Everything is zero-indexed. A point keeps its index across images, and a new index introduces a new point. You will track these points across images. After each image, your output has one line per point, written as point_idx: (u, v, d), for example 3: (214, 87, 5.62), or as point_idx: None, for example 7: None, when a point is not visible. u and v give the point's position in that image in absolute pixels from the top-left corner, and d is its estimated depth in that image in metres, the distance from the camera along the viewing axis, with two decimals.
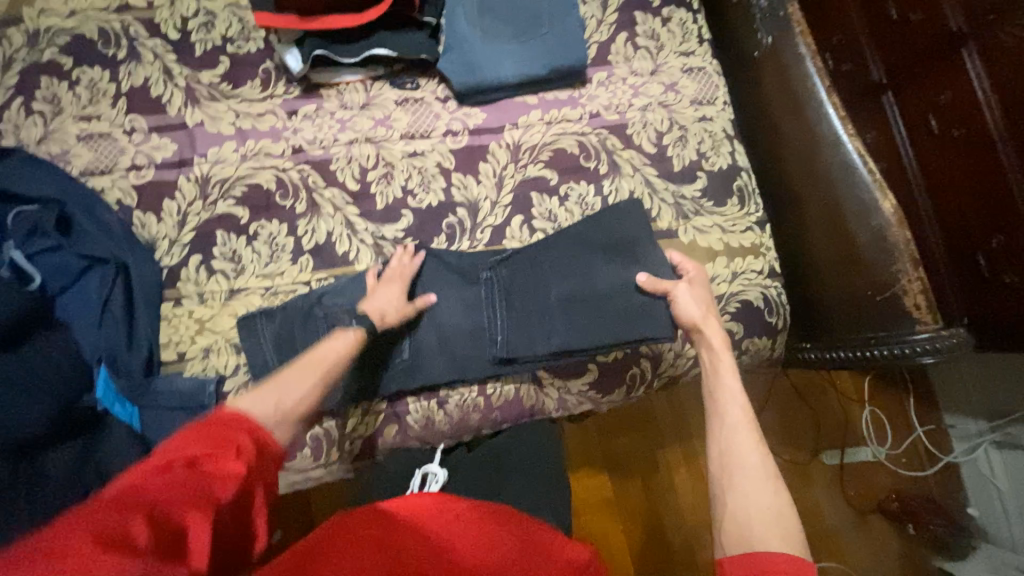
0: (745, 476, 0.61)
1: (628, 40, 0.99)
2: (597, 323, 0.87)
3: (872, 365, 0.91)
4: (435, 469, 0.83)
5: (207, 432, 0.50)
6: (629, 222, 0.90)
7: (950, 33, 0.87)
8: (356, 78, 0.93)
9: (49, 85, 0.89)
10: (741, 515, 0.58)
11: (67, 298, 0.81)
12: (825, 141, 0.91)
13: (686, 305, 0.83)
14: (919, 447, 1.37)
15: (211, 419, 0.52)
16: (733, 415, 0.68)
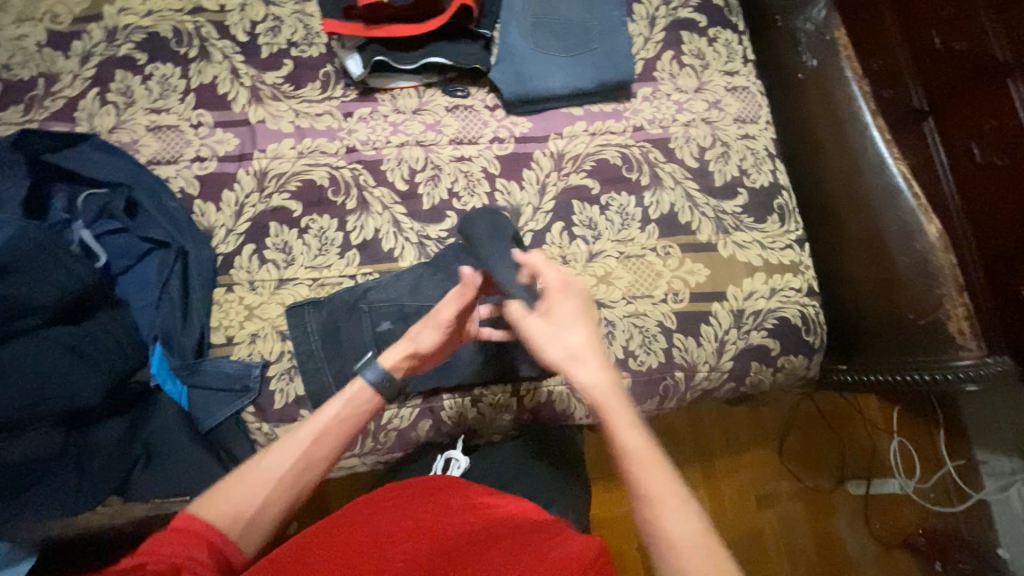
0: (681, 555, 0.53)
1: (673, 58, 1.02)
2: None
3: (911, 389, 0.90)
4: (457, 455, 0.85)
5: (185, 532, 0.53)
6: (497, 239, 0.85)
7: (996, 61, 0.86)
8: (410, 85, 0.97)
9: (124, 78, 0.95)
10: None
11: (128, 278, 0.87)
12: (869, 164, 0.91)
13: (567, 329, 0.65)
14: (949, 483, 1.30)
15: (184, 521, 0.55)
16: (644, 481, 0.57)
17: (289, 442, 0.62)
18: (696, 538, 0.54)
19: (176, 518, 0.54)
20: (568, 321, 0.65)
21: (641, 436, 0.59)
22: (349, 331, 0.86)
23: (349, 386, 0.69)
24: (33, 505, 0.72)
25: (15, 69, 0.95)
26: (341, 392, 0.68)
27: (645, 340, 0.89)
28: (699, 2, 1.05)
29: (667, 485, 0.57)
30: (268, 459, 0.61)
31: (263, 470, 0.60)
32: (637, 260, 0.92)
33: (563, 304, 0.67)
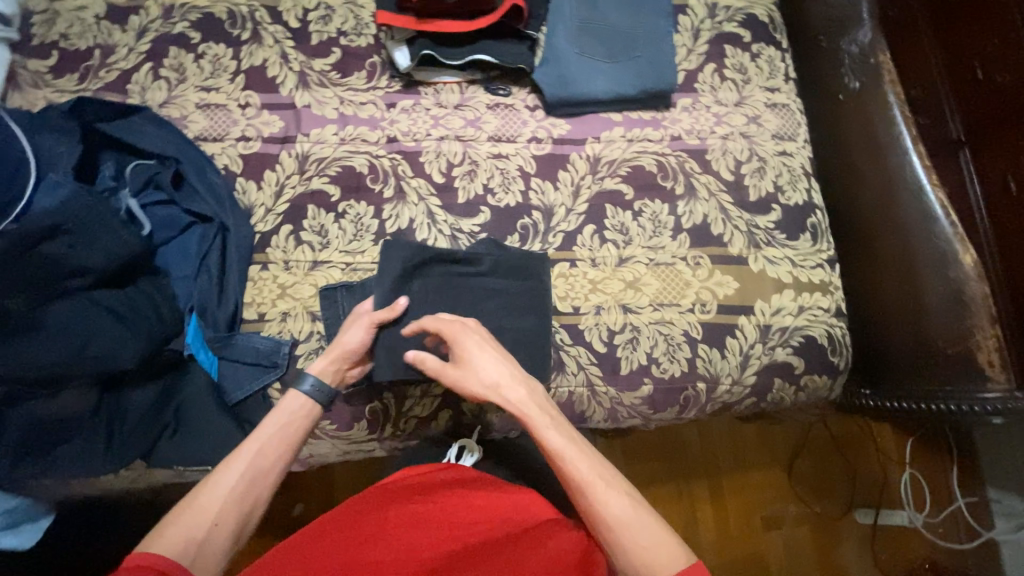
0: (627, 528, 0.59)
1: (715, 71, 1.02)
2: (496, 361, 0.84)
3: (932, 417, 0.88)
4: (472, 444, 0.86)
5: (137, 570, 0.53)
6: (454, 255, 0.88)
7: None
8: (453, 80, 0.99)
9: (177, 55, 0.98)
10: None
11: (170, 249, 0.89)
12: (906, 187, 0.90)
13: (481, 366, 0.73)
14: (959, 519, 1.29)
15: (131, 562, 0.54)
16: (584, 471, 0.63)
17: (227, 467, 0.64)
18: (633, 518, 0.60)
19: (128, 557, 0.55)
20: (488, 361, 0.74)
21: (565, 437, 0.66)
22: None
23: (281, 401, 0.73)
24: (66, 463, 0.74)
25: (73, 39, 0.98)
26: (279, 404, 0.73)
27: (670, 348, 0.89)
28: (744, 17, 1.06)
29: (596, 472, 0.63)
30: (206, 493, 0.62)
31: (210, 499, 0.62)
32: (666, 268, 0.92)
33: (475, 349, 0.75)
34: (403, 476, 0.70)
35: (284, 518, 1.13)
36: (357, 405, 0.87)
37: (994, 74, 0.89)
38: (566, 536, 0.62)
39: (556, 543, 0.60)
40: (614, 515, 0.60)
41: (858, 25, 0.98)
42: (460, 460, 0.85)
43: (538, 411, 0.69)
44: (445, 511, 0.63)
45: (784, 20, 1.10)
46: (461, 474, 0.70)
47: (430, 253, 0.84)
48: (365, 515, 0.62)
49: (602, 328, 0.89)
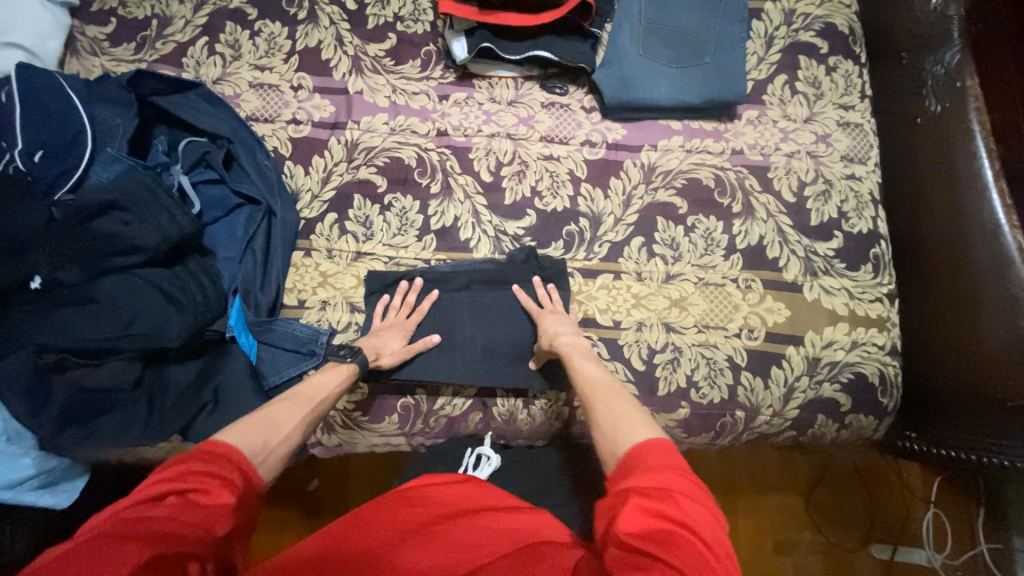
0: (607, 410, 0.65)
1: (786, 83, 0.97)
2: (498, 376, 0.85)
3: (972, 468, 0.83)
4: (490, 453, 0.86)
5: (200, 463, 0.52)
6: (463, 266, 0.88)
7: None
8: (509, 75, 0.96)
9: (234, 32, 0.97)
10: (609, 434, 0.62)
11: (217, 229, 0.88)
12: (979, 227, 0.81)
13: (555, 324, 0.82)
14: (980, 564, 1.22)
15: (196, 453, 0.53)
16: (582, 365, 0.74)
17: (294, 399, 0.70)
18: (610, 397, 0.67)
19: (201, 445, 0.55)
20: (563, 322, 0.83)
21: (583, 350, 0.77)
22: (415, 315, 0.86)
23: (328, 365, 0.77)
24: (106, 436, 0.74)
25: (132, 8, 0.98)
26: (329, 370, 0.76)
27: (711, 372, 0.86)
28: (823, 26, 1.00)
29: (596, 375, 0.73)
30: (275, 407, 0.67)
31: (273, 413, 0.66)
32: (715, 289, 0.89)
33: (552, 315, 0.84)
34: (411, 484, 0.63)
35: (300, 493, 1.14)
36: (388, 400, 0.87)
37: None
38: (568, 554, 0.50)
39: (556, 561, 0.49)
40: (595, 392, 0.69)
41: (947, 42, 0.87)
42: (478, 468, 0.85)
43: (581, 344, 0.79)
44: (466, 533, 0.53)
45: (866, 31, 1.02)
46: (476, 496, 0.61)
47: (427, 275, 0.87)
48: (389, 524, 0.55)
49: (643, 346, 0.87)
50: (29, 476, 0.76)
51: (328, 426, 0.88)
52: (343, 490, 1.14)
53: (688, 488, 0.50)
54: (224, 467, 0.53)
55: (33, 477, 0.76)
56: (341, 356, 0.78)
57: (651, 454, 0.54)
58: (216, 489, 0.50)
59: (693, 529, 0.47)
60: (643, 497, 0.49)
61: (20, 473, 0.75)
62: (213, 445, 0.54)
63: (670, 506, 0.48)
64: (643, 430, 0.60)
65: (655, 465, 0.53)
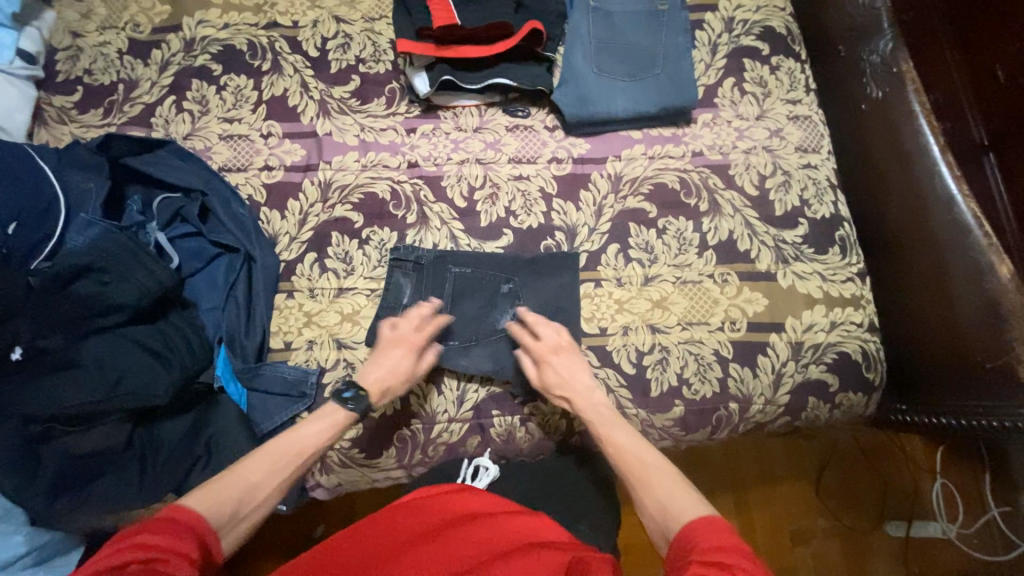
0: (661, 481, 0.66)
1: (735, 85, 1.02)
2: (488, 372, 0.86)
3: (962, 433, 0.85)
4: (488, 464, 0.85)
5: (164, 533, 0.52)
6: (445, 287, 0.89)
7: (974, 140, 0.89)
8: (472, 103, 1.00)
9: (200, 88, 0.99)
10: (661, 518, 0.63)
11: (198, 280, 0.88)
12: (936, 199, 0.84)
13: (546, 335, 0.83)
14: (994, 529, 1.23)
15: (156, 523, 0.53)
16: (615, 436, 0.73)
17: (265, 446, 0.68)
18: (650, 475, 0.67)
19: (162, 513, 0.55)
20: (575, 367, 0.81)
21: (610, 420, 0.76)
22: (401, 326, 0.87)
23: (320, 410, 0.74)
24: (96, 504, 0.71)
25: (97, 74, 1.00)
26: (316, 415, 0.73)
27: (700, 368, 0.88)
28: (762, 30, 1.06)
29: (634, 445, 0.72)
30: (250, 459, 0.66)
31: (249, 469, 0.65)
32: (694, 286, 0.91)
33: (558, 357, 0.82)
34: (418, 495, 0.62)
35: (305, 539, 1.11)
36: (383, 432, 0.86)
37: (992, 58, 0.86)
38: (559, 558, 0.50)
39: (545, 563, 0.49)
40: (635, 472, 0.69)
41: (878, 33, 0.93)
42: (476, 479, 0.85)
43: (605, 409, 0.78)
44: (458, 537, 0.52)
45: (803, 31, 1.09)
46: (482, 502, 0.60)
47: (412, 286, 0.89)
48: (390, 532, 0.55)
49: (631, 349, 0.88)
50: (22, 553, 0.73)
51: (326, 467, 0.86)
52: None
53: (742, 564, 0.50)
54: (186, 540, 0.53)
55: (23, 554, 0.73)
56: (342, 399, 0.75)
57: (701, 535, 0.56)
58: (168, 559, 0.50)
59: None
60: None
61: (10, 553, 0.72)
62: (178, 513, 0.55)
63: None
64: (695, 513, 0.61)
65: (711, 549, 0.53)
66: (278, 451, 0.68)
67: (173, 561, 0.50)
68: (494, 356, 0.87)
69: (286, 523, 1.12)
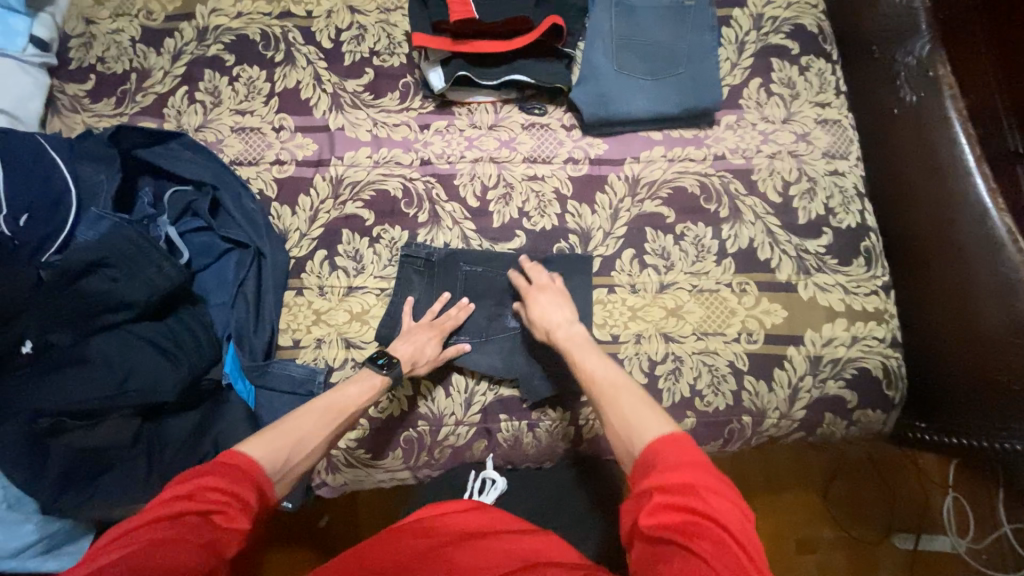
0: (628, 399, 0.65)
1: (761, 85, 0.98)
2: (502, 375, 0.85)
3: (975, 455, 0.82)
4: (494, 476, 0.86)
5: (225, 478, 0.54)
6: (455, 287, 0.88)
7: None
8: (488, 100, 0.97)
9: (212, 79, 0.98)
10: (622, 434, 0.62)
11: (207, 275, 0.88)
12: (968, 212, 0.81)
13: (547, 299, 0.82)
14: (1004, 546, 1.20)
15: (225, 464, 0.55)
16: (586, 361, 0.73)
17: (313, 403, 0.70)
18: (620, 394, 0.66)
19: (225, 455, 0.56)
20: (557, 306, 0.81)
21: (585, 348, 0.75)
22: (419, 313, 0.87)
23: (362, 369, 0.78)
24: (103, 498, 0.72)
25: (109, 62, 0.99)
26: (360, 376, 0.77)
27: (714, 380, 0.86)
28: (792, 28, 1.01)
29: (614, 373, 0.71)
30: (296, 417, 0.67)
31: (297, 424, 0.66)
32: (710, 295, 0.89)
33: (543, 294, 0.83)
34: (421, 515, 0.61)
35: (311, 530, 1.12)
36: (389, 433, 0.85)
37: None
38: None
39: None
40: (603, 391, 0.68)
41: (915, 35, 0.88)
42: (483, 492, 0.86)
43: (579, 333, 0.79)
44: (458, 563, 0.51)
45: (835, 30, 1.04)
46: (487, 521, 0.59)
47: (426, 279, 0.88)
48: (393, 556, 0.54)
49: (643, 358, 0.86)
50: (33, 541, 0.74)
51: (333, 466, 0.86)
52: (353, 524, 1.12)
53: (710, 483, 0.50)
54: (245, 488, 0.54)
55: (35, 542, 0.74)
56: (378, 364, 0.77)
57: (669, 450, 0.54)
58: (225, 513, 0.51)
59: (738, 538, 0.47)
60: (668, 495, 0.50)
61: (21, 541, 0.73)
62: (236, 458, 0.56)
63: (692, 500, 0.49)
64: (661, 429, 0.59)
65: (680, 462, 0.52)
66: (325, 408, 0.70)
67: (228, 512, 0.51)
68: (504, 358, 0.85)
69: (292, 514, 1.13)
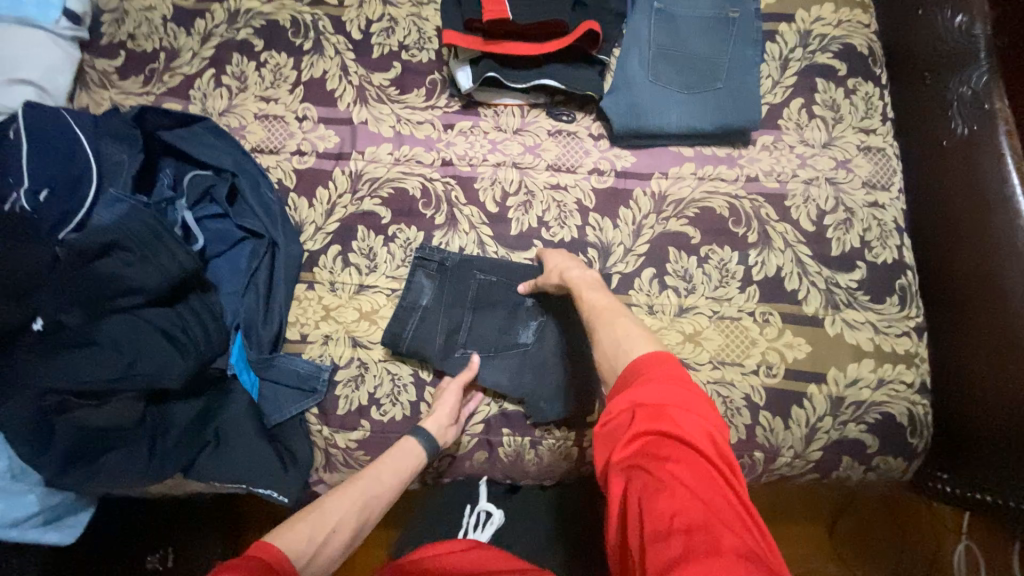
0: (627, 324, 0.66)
1: (803, 106, 0.93)
2: (509, 389, 0.82)
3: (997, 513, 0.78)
4: (491, 511, 0.87)
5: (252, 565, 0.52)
6: (465, 294, 0.85)
7: None
8: (516, 102, 0.94)
9: (240, 63, 0.97)
10: (611, 354, 0.63)
11: (221, 263, 0.87)
12: (1014, 256, 0.76)
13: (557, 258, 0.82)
14: None
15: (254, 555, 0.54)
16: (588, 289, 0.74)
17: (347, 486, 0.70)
18: (616, 318, 0.67)
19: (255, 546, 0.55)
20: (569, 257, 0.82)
21: (588, 280, 0.76)
22: (428, 317, 0.85)
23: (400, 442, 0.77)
24: (104, 478, 0.72)
25: (140, 40, 0.98)
26: (397, 448, 0.76)
27: (727, 412, 0.82)
28: (841, 47, 0.96)
29: (603, 300, 0.72)
30: (333, 497, 0.68)
31: (332, 508, 0.67)
32: (731, 323, 0.85)
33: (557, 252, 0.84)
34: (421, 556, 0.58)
35: None
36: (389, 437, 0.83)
37: None
38: None
39: None
40: (599, 315, 0.69)
41: (974, 63, 0.83)
42: (479, 528, 0.86)
43: (591, 276, 0.77)
44: None
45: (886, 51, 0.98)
46: (490, 559, 0.57)
47: (439, 284, 0.86)
48: None
49: None
50: (33, 512, 0.74)
51: (331, 465, 0.85)
52: None
53: (681, 401, 0.52)
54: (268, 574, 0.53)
55: (34, 514, 0.74)
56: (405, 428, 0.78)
57: (646, 369, 0.56)
58: None
59: (710, 455, 0.49)
60: (640, 419, 0.52)
61: (24, 510, 0.74)
62: (267, 549, 0.55)
63: (663, 421, 0.51)
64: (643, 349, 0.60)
65: (652, 382, 0.54)
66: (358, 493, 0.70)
67: None
68: (510, 372, 0.83)
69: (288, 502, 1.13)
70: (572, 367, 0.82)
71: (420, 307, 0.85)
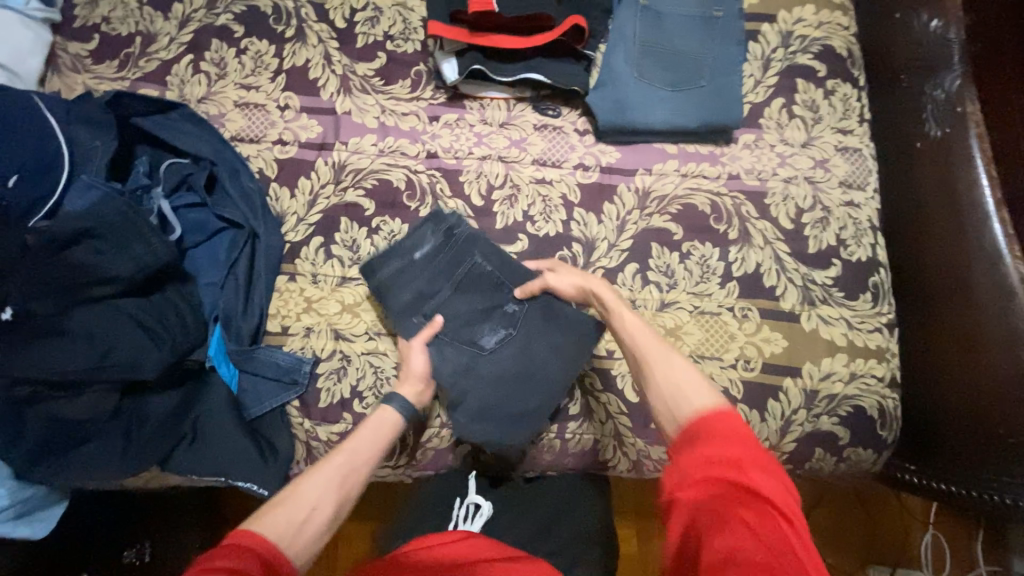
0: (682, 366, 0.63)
1: (784, 106, 0.95)
2: (485, 366, 0.80)
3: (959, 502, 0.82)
4: (481, 503, 0.86)
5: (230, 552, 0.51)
6: (454, 271, 0.83)
7: None
8: (501, 96, 0.94)
9: (219, 49, 0.95)
10: (670, 397, 0.60)
11: (199, 253, 0.86)
12: (981, 257, 0.79)
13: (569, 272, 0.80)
14: None
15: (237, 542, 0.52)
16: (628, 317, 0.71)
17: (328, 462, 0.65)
18: (671, 355, 0.64)
19: (234, 534, 0.53)
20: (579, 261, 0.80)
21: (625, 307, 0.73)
22: (415, 276, 0.83)
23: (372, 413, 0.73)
24: (77, 471, 0.70)
25: (114, 23, 0.95)
26: (371, 422, 0.71)
27: None
28: (820, 49, 0.98)
29: (640, 328, 0.70)
30: (310, 477, 0.62)
31: (310, 487, 0.61)
32: (711, 318, 0.87)
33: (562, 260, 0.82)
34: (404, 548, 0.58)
35: None
36: None
37: None
38: None
39: None
40: (646, 352, 0.66)
41: (947, 68, 0.85)
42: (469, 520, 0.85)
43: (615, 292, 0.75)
44: None
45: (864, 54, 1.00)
46: (476, 549, 0.57)
47: (436, 251, 0.84)
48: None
49: None
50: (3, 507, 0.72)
51: (313, 457, 0.84)
52: None
53: (757, 459, 0.51)
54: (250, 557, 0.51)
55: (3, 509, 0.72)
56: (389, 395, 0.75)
57: (714, 421, 0.55)
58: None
59: (783, 513, 0.47)
60: (709, 469, 0.51)
61: None
62: (243, 534, 0.53)
63: (736, 474, 0.50)
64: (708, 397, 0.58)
65: (724, 435, 0.53)
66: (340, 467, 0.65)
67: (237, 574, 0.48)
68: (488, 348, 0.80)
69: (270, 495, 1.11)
70: (552, 359, 0.80)
71: (414, 262, 0.83)
